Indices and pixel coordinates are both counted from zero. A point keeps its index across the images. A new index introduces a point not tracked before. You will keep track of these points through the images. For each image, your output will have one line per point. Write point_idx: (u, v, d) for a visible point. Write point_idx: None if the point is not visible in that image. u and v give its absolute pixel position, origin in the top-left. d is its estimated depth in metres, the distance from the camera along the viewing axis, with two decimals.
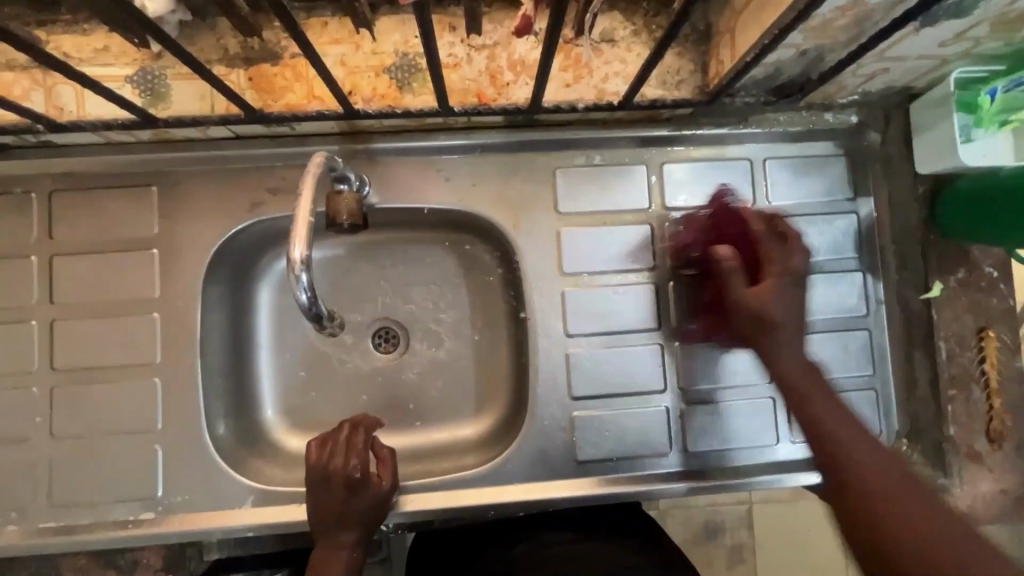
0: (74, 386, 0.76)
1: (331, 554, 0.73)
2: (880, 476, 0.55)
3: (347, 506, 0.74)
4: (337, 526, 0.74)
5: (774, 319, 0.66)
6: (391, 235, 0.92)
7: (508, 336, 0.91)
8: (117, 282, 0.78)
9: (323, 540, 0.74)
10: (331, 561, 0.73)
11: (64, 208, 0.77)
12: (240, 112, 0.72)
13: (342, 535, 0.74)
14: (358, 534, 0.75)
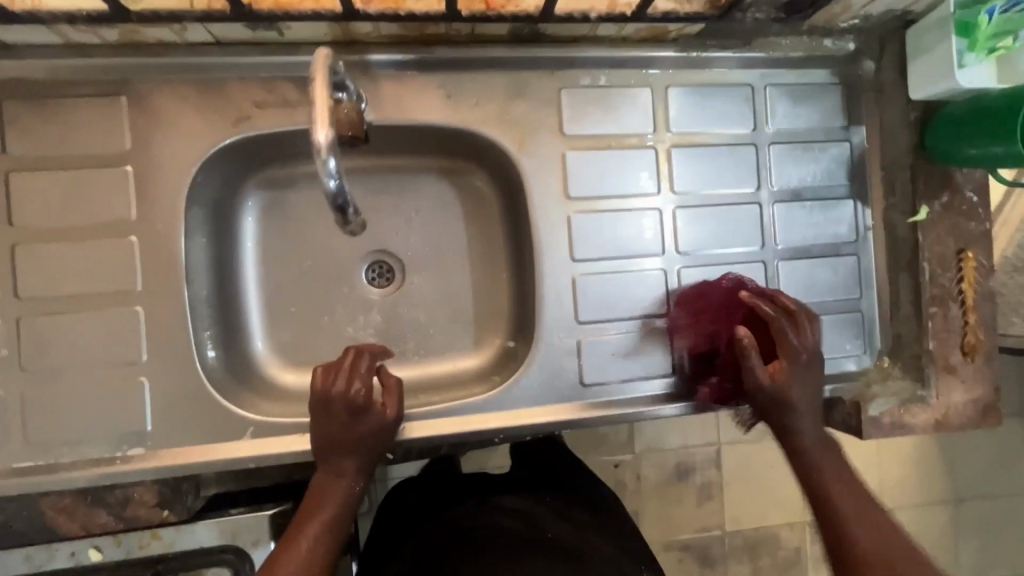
0: (44, 316, 0.70)
1: (334, 478, 0.73)
2: (875, 533, 0.68)
3: (350, 432, 0.73)
4: (339, 451, 0.73)
5: (789, 397, 0.74)
6: (385, 162, 0.88)
7: (508, 267, 0.90)
8: (86, 202, 0.70)
9: (325, 465, 0.73)
10: (332, 487, 0.73)
11: (20, 118, 0.69)
12: (225, 8, 0.65)
13: (343, 462, 0.73)
14: (361, 461, 0.74)
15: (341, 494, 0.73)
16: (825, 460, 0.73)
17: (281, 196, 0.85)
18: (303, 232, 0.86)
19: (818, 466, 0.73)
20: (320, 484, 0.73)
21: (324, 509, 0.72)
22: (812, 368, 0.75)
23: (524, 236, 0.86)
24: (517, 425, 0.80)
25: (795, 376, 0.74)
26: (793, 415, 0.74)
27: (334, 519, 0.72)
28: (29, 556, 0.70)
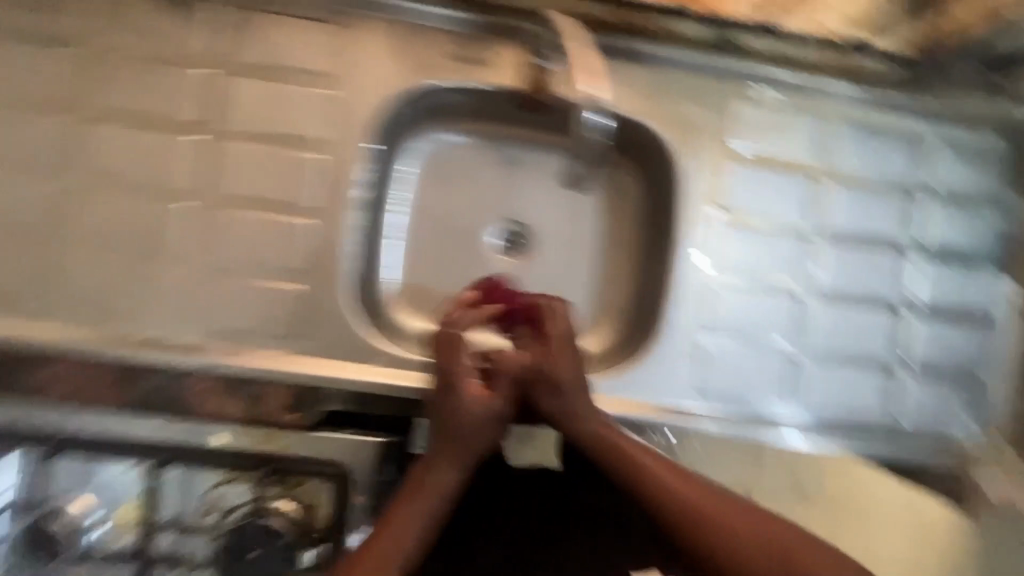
0: (232, 209, 0.76)
1: (427, 474, 0.69)
2: (688, 493, 0.67)
3: (454, 412, 0.72)
4: (443, 438, 0.71)
5: (559, 383, 0.74)
6: (539, 136, 0.89)
7: (634, 264, 0.88)
8: (295, 113, 0.78)
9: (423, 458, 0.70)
10: (423, 486, 0.68)
11: (257, 31, 0.79)
12: None
13: (440, 453, 0.70)
14: (461, 455, 0.70)
15: (430, 498, 0.67)
16: (612, 432, 0.72)
17: (439, 148, 0.88)
18: (449, 186, 0.87)
19: (612, 445, 0.71)
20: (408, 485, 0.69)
21: (400, 522, 0.65)
22: (566, 351, 0.75)
23: (664, 234, 0.85)
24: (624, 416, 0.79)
25: (556, 357, 0.75)
26: (557, 400, 0.73)
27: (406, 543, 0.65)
28: (161, 424, 0.73)
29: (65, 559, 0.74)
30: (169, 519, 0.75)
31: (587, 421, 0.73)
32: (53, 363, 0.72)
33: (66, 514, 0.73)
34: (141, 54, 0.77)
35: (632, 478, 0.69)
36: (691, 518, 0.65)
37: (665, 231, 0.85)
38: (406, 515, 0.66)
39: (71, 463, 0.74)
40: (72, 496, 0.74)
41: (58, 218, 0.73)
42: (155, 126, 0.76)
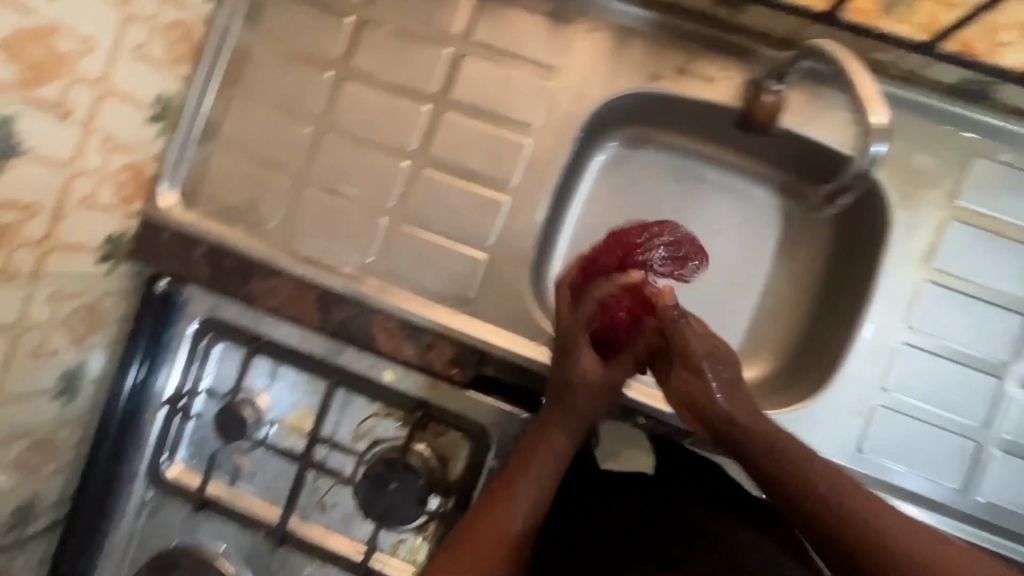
0: (438, 175, 0.82)
1: (539, 458, 0.69)
2: (835, 483, 0.57)
3: (574, 396, 0.72)
4: (556, 418, 0.71)
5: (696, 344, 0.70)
6: (732, 161, 0.90)
7: (807, 308, 0.88)
8: (507, 96, 0.81)
9: (537, 442, 0.70)
10: (542, 470, 0.68)
11: (492, 14, 0.81)
12: None
13: (555, 434, 0.70)
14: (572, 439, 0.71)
15: (547, 482, 0.68)
16: (746, 408, 0.66)
17: (631, 155, 0.90)
18: (633, 194, 0.91)
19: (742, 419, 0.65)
20: (518, 466, 0.69)
21: (519, 503, 0.66)
22: (725, 369, 0.69)
23: (855, 284, 0.82)
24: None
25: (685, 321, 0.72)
26: (688, 357, 0.70)
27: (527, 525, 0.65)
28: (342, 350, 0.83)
29: (242, 445, 0.86)
30: (329, 433, 0.85)
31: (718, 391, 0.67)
32: (268, 280, 0.82)
33: (251, 406, 0.85)
34: (388, 23, 0.83)
35: (771, 452, 0.61)
36: (836, 512, 0.55)
37: (860, 282, 0.81)
38: (527, 498, 0.66)
39: (263, 365, 0.86)
40: (259, 393, 0.86)
41: (304, 160, 0.84)
42: (389, 90, 0.83)
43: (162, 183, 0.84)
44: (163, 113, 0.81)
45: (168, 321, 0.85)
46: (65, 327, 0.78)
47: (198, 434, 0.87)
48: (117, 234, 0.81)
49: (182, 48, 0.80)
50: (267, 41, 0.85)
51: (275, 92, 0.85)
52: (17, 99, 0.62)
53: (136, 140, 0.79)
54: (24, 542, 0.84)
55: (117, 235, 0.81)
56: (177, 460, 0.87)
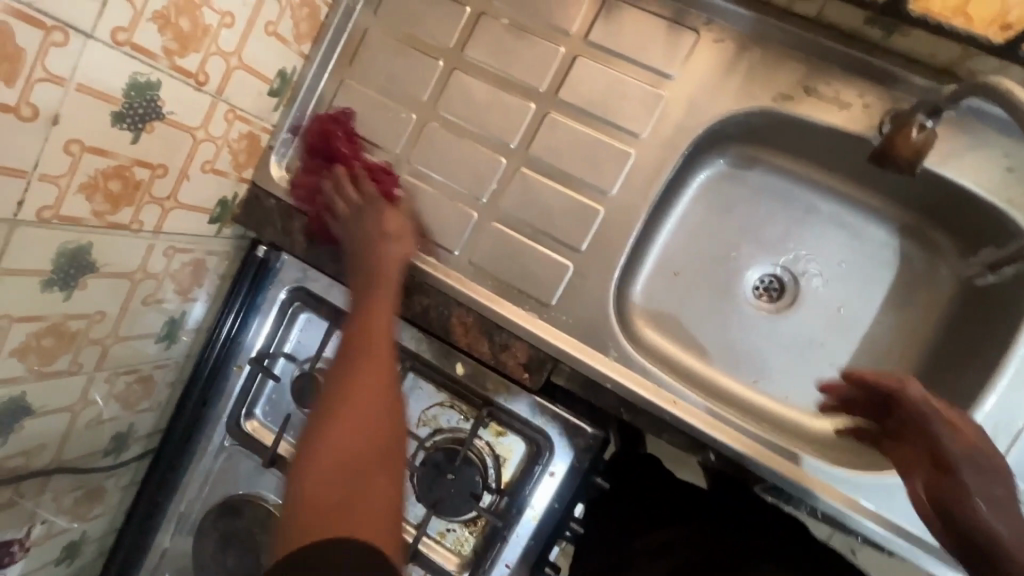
0: (534, 176, 0.81)
1: (358, 376, 0.60)
2: None
3: (375, 299, 0.70)
4: (373, 331, 0.66)
5: (967, 461, 0.61)
6: (851, 192, 0.82)
7: (916, 363, 0.80)
8: (616, 104, 0.78)
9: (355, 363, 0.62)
10: (368, 383, 0.60)
11: (613, 15, 0.77)
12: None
13: (374, 341, 0.64)
14: (387, 345, 0.65)
15: (378, 395, 0.60)
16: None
17: (739, 174, 0.85)
18: (733, 215, 0.86)
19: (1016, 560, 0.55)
20: (339, 388, 0.60)
21: (359, 416, 0.57)
22: (989, 480, 0.60)
23: (982, 348, 0.74)
24: (846, 509, 0.73)
25: (930, 433, 0.64)
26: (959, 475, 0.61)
27: (367, 437, 0.56)
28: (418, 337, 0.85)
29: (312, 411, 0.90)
30: None
31: (987, 524, 0.58)
32: None
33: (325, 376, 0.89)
34: (504, 15, 0.82)
35: None
36: None
37: (989, 346, 0.73)
38: (360, 410, 0.58)
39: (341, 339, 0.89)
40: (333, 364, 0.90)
41: (404, 145, 0.86)
42: (496, 84, 0.82)
43: (272, 155, 0.88)
44: (280, 89, 0.84)
45: (260, 286, 0.90)
46: (174, 279, 0.84)
47: (275, 394, 0.93)
48: (227, 198, 0.85)
49: (307, 26, 0.83)
50: (384, 24, 0.86)
51: (385, 75, 0.86)
52: (163, 68, 0.66)
53: (255, 112, 0.82)
54: (117, 468, 0.92)
55: (227, 199, 0.85)
56: (254, 416, 0.93)
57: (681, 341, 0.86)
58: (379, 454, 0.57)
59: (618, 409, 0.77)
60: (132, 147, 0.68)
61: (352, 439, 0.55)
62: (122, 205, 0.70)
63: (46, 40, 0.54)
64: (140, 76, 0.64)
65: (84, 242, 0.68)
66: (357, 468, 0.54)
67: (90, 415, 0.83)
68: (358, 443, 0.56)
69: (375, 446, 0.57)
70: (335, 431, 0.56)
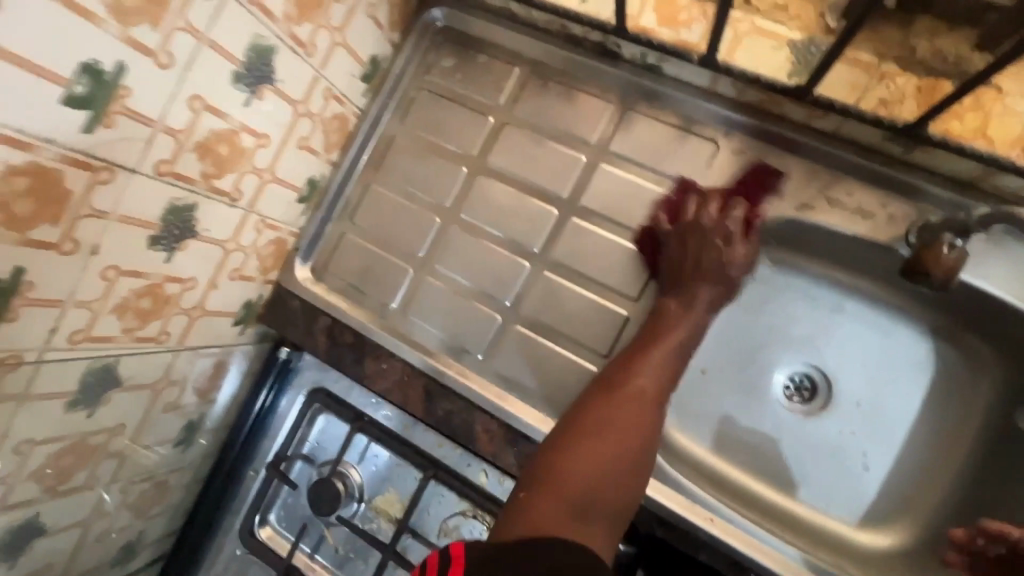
0: (558, 281, 0.81)
1: (595, 418, 0.61)
2: None
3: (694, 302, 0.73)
4: (648, 353, 0.68)
5: None
6: (879, 294, 0.81)
7: (963, 470, 0.76)
8: (636, 210, 0.79)
9: (612, 398, 0.63)
10: (603, 428, 0.61)
11: (631, 126, 0.80)
12: (900, 117, 0.64)
13: (638, 372, 0.66)
14: (650, 412, 0.64)
15: (625, 448, 0.60)
16: None
17: (762, 274, 0.84)
18: (759, 313, 0.84)
19: None
20: (581, 419, 0.62)
21: (639, 403, 0.64)
22: None
23: None
24: None
25: None
26: None
27: (599, 475, 0.57)
28: (440, 443, 0.83)
29: (329, 519, 0.86)
30: (416, 523, 0.84)
31: None
32: (381, 361, 0.84)
33: (343, 481, 0.87)
34: (526, 125, 0.84)
35: None
36: None
37: None
38: (623, 415, 0.62)
39: (361, 442, 0.87)
40: (352, 468, 0.87)
41: (428, 248, 0.87)
42: (520, 190, 0.84)
43: (297, 257, 0.89)
44: (309, 194, 0.87)
45: (280, 388, 0.90)
46: (196, 382, 0.83)
47: (291, 499, 0.90)
48: (253, 299, 0.86)
49: (336, 137, 0.86)
50: (408, 132, 0.90)
51: (409, 179, 0.89)
52: (200, 191, 0.68)
53: (283, 218, 0.84)
54: None
55: (253, 300, 0.86)
56: (268, 522, 0.90)
57: (711, 443, 0.83)
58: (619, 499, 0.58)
59: (652, 524, 0.73)
60: (166, 265, 0.69)
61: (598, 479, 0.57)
62: (152, 319, 0.70)
63: (93, 180, 0.56)
64: (179, 200, 0.66)
65: (112, 359, 0.68)
66: (596, 507, 0.56)
67: (102, 525, 0.80)
68: (593, 484, 0.56)
69: (610, 480, 0.58)
70: (580, 457, 0.58)
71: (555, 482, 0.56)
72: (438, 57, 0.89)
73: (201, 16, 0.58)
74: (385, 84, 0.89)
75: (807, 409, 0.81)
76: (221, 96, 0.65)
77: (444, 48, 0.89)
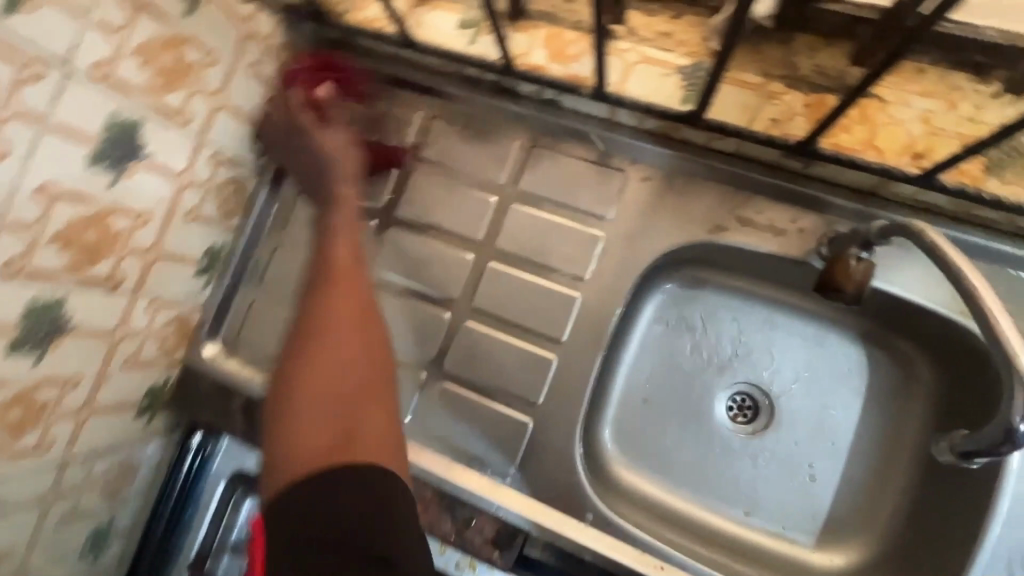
0: (481, 328, 0.78)
1: (316, 334, 0.56)
2: None
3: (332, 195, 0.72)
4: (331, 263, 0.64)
5: None
6: (806, 306, 0.80)
7: (909, 478, 0.75)
8: (552, 247, 0.77)
9: (329, 288, 0.61)
10: (324, 345, 0.55)
11: (538, 162, 0.78)
12: (792, 136, 0.63)
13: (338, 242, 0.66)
14: (363, 292, 0.61)
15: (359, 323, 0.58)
16: None
17: (689, 296, 0.83)
18: (692, 336, 0.82)
19: None
20: (303, 346, 0.56)
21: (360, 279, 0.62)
22: None
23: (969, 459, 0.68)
24: None
25: None
26: None
27: (335, 384, 0.53)
28: None
29: None
30: None
31: None
32: None
33: None
34: (433, 171, 0.81)
35: None
36: None
37: None
38: (341, 299, 0.59)
39: None
40: None
41: None
42: (433, 238, 0.81)
43: (205, 332, 0.83)
44: (209, 265, 0.81)
45: (198, 476, 0.82)
46: (98, 486, 0.75)
47: None
48: (157, 385, 0.79)
49: (234, 202, 0.81)
50: None
51: None
52: (68, 284, 0.62)
53: (182, 295, 0.78)
54: None
55: (156, 387, 0.79)
56: None
57: (658, 477, 0.80)
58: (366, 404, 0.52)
59: None
60: (36, 368, 0.62)
61: (346, 373, 0.54)
62: (26, 429, 0.63)
63: None
64: (41, 298, 0.60)
65: None
66: (345, 389, 0.53)
67: None
68: (336, 375, 0.54)
69: (360, 363, 0.55)
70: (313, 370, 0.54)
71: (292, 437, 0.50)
72: None
73: (37, 101, 0.54)
74: None
75: (749, 431, 0.79)
76: (77, 180, 0.59)
77: None
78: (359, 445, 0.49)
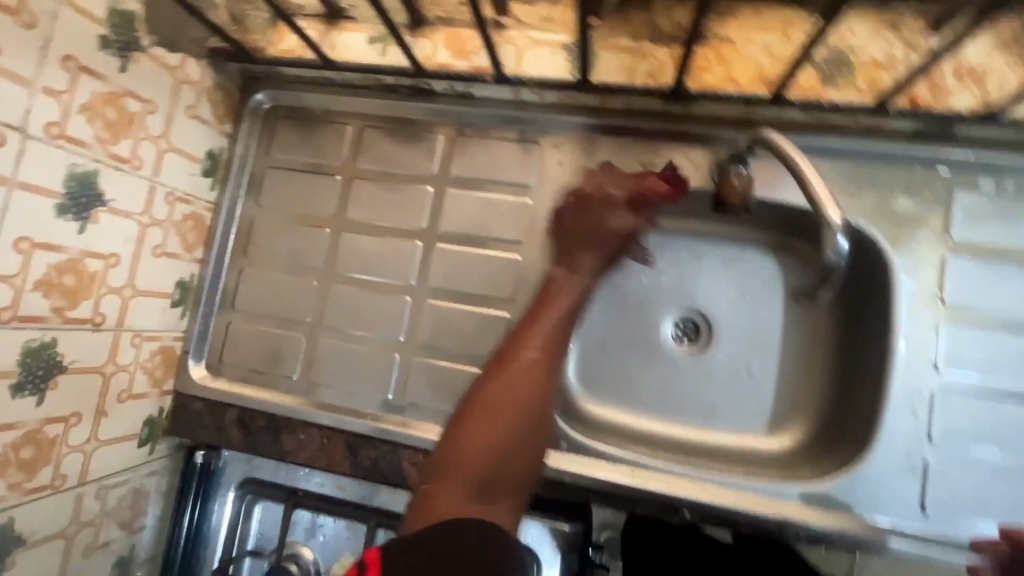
0: (441, 303, 0.86)
1: (494, 395, 0.65)
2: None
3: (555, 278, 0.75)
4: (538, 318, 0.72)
5: None
6: (722, 230, 0.91)
7: (831, 359, 0.86)
8: (490, 220, 0.86)
9: (504, 369, 0.67)
10: (504, 404, 0.65)
11: (464, 148, 0.87)
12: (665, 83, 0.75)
13: (526, 346, 0.69)
14: (542, 360, 0.69)
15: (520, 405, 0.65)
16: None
17: None
18: (631, 276, 0.92)
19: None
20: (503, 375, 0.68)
21: (524, 364, 0.68)
22: None
23: (869, 327, 0.80)
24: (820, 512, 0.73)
25: None
26: None
27: (497, 459, 0.62)
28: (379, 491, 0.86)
29: None
30: None
31: None
32: (298, 433, 0.85)
33: (296, 562, 0.86)
34: (371, 174, 0.90)
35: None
36: None
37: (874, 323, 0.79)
38: (513, 387, 0.66)
39: (303, 519, 0.88)
40: (301, 547, 0.87)
41: (316, 312, 0.89)
42: (382, 233, 0.89)
43: (190, 358, 0.89)
44: (182, 297, 0.88)
45: (207, 490, 0.88)
46: (115, 517, 0.81)
47: None
48: (153, 415, 0.85)
49: (195, 236, 0.88)
50: (266, 210, 0.92)
51: (280, 253, 0.91)
52: (55, 326, 0.69)
53: (161, 328, 0.85)
54: None
55: (154, 416, 0.85)
56: None
57: (624, 405, 0.90)
58: (510, 473, 0.63)
59: (586, 497, 0.78)
60: (39, 409, 0.68)
61: (493, 454, 0.62)
62: (40, 467, 0.69)
63: None
64: (33, 341, 0.66)
65: (5, 519, 0.66)
66: (498, 486, 0.61)
67: None
68: (490, 447, 0.62)
69: (507, 453, 0.63)
70: (471, 436, 0.62)
71: (456, 465, 0.61)
72: (273, 134, 0.93)
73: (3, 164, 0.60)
74: (230, 172, 0.92)
75: (693, 349, 0.88)
76: (50, 231, 0.66)
77: (279, 126, 0.93)
78: (496, 511, 0.60)
